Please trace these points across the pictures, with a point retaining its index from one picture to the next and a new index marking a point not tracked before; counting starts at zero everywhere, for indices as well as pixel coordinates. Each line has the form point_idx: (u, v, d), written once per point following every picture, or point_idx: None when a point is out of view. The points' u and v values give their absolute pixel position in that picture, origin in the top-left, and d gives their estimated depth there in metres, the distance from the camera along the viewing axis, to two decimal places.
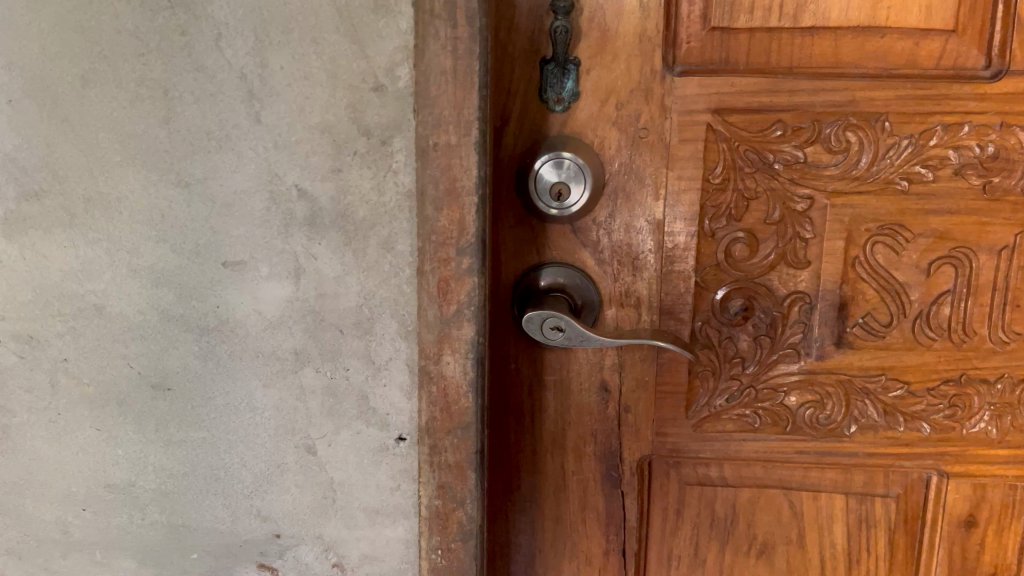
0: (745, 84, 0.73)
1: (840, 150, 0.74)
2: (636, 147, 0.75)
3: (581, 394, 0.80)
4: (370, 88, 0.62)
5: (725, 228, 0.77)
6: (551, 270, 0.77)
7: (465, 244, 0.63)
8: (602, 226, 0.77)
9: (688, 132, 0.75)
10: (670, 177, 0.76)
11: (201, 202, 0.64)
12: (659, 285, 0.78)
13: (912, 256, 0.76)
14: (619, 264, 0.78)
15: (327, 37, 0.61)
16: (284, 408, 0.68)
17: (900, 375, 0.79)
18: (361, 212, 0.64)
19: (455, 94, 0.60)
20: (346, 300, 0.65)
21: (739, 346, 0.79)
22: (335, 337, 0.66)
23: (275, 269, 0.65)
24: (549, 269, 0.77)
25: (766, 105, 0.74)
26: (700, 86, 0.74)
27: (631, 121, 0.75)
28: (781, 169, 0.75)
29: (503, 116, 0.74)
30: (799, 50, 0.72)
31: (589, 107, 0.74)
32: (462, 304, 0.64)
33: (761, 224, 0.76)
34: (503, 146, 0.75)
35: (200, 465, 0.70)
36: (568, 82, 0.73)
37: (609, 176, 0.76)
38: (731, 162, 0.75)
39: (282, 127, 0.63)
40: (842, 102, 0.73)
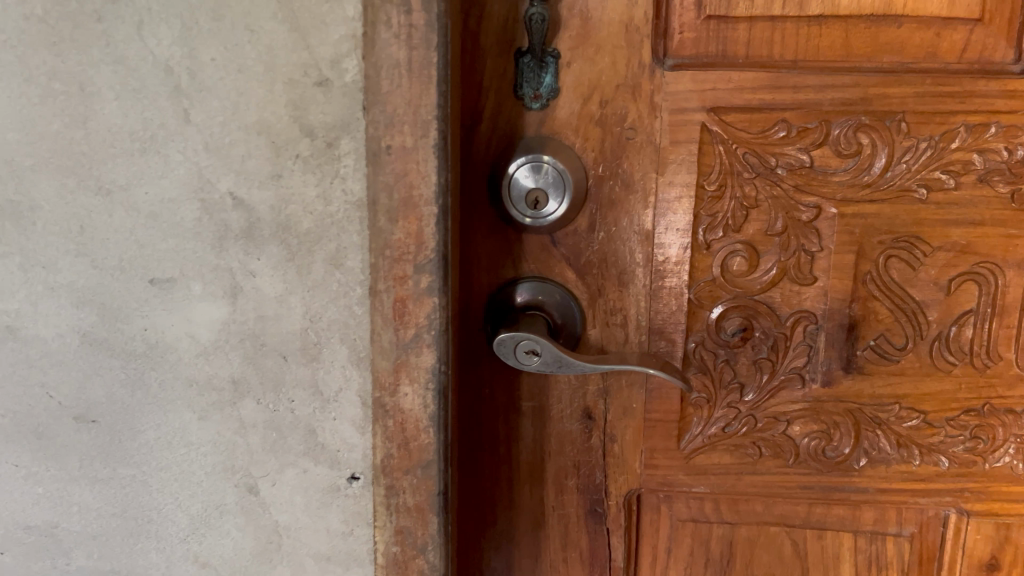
0: (745, 79, 0.65)
1: (851, 153, 0.66)
2: (622, 149, 0.67)
3: (561, 421, 0.72)
4: (314, 83, 0.54)
5: (722, 240, 0.69)
6: (528, 284, 0.70)
7: (424, 259, 0.56)
8: (585, 236, 0.69)
9: (681, 133, 0.67)
10: (661, 183, 0.68)
11: (124, 211, 0.56)
12: (649, 302, 0.70)
13: (930, 272, 0.68)
14: (604, 278, 0.70)
15: (263, 25, 0.53)
16: (221, 442, 0.60)
17: (916, 404, 0.71)
18: (305, 223, 0.56)
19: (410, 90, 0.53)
20: (289, 323, 0.58)
21: (737, 370, 0.71)
22: (277, 364, 0.58)
23: (209, 288, 0.58)
24: (527, 284, 0.70)
25: (768, 102, 0.66)
26: (695, 81, 0.66)
27: (617, 120, 0.67)
28: (784, 175, 0.67)
29: (476, 113, 0.67)
30: (806, 42, 0.64)
31: (570, 104, 0.67)
32: (422, 327, 0.57)
33: (762, 236, 0.68)
34: (476, 146, 0.68)
35: (130, 506, 0.62)
36: (547, 76, 0.66)
37: (592, 181, 0.68)
38: (729, 166, 0.67)
39: (215, 127, 0.55)
40: (853, 100, 0.65)
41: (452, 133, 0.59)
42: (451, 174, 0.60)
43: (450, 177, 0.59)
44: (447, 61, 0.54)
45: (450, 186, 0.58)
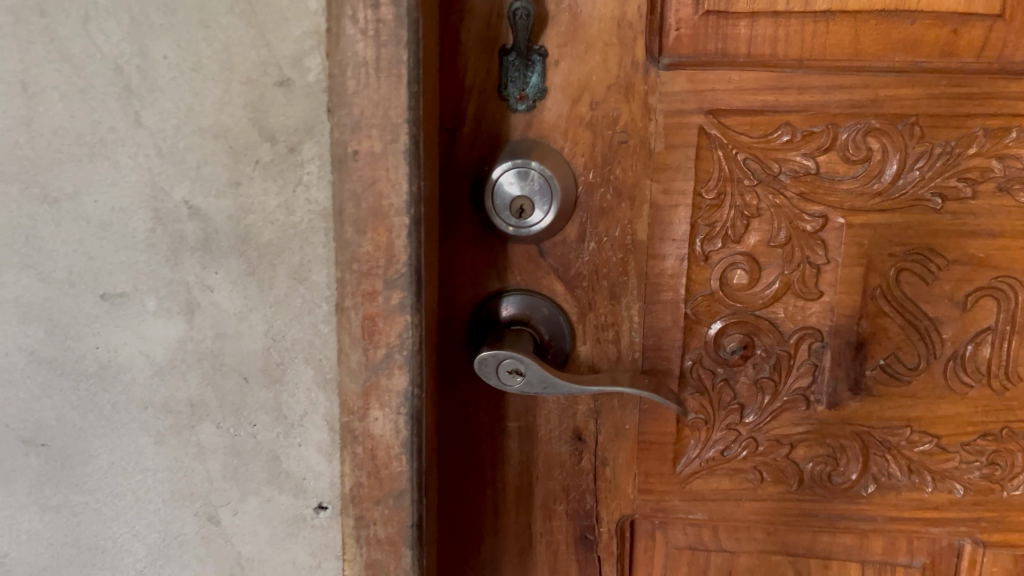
0: (746, 79, 0.61)
1: (860, 159, 0.62)
2: (614, 153, 0.63)
3: (549, 443, 0.68)
4: (274, 83, 0.50)
5: (721, 252, 0.64)
6: (513, 297, 0.65)
7: (394, 274, 0.52)
8: (574, 247, 0.65)
9: (677, 137, 0.62)
10: (655, 190, 0.63)
11: (72, 221, 0.52)
12: (642, 317, 0.66)
13: (945, 287, 0.63)
14: (595, 291, 0.65)
15: (219, 19, 0.49)
16: (179, 469, 0.56)
17: (929, 427, 0.66)
18: (266, 234, 0.52)
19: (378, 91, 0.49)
20: (250, 342, 0.54)
21: (737, 390, 0.66)
22: (237, 387, 0.55)
23: (164, 304, 0.53)
24: (512, 297, 0.65)
25: (771, 105, 0.61)
26: (692, 82, 0.62)
27: (608, 123, 0.62)
28: (788, 182, 0.62)
29: (458, 115, 0.63)
30: (813, 40, 0.60)
31: (558, 106, 0.62)
32: (393, 348, 0.53)
33: (764, 247, 0.64)
34: (458, 151, 0.63)
35: (83, 536, 0.58)
36: (533, 75, 0.62)
37: (582, 188, 0.64)
38: (729, 173, 0.63)
39: (168, 130, 0.51)
40: (862, 102, 0.61)
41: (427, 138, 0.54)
42: (427, 182, 0.55)
43: (426, 185, 0.54)
44: (418, 59, 0.50)
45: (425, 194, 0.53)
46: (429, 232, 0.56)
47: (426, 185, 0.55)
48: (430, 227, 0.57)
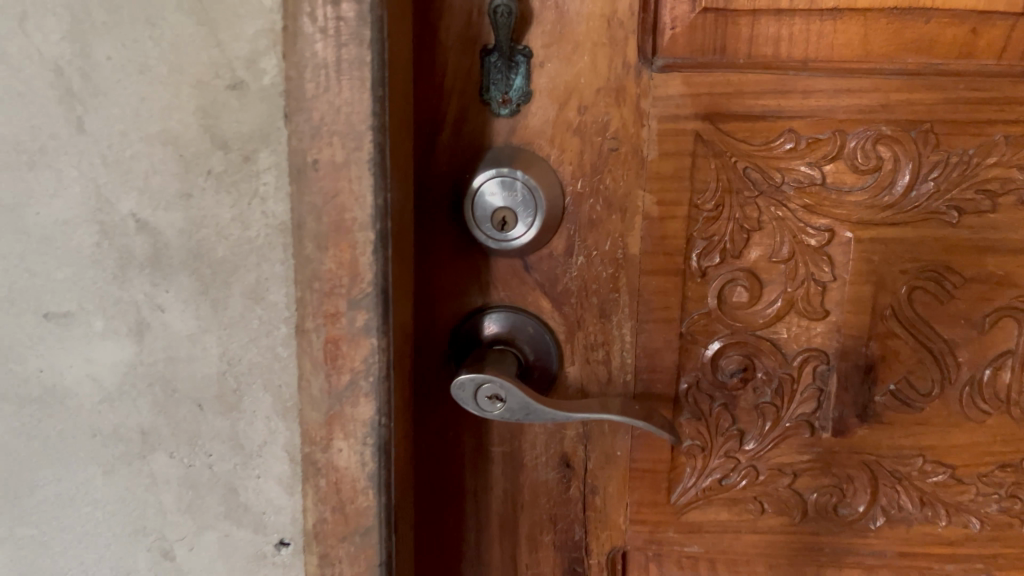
0: (747, 82, 0.57)
1: (869, 169, 0.57)
2: (604, 162, 0.59)
3: (536, 470, 0.63)
4: (227, 86, 0.46)
5: (718, 268, 0.60)
6: (497, 314, 0.61)
7: (359, 294, 0.48)
8: (561, 261, 0.60)
9: (671, 144, 0.58)
10: (648, 201, 0.59)
11: (12, 234, 0.48)
12: (635, 337, 0.61)
13: (961, 307, 0.59)
14: (584, 309, 0.61)
15: (166, 17, 0.45)
16: (130, 500, 0.52)
17: (943, 457, 0.62)
18: (220, 250, 0.48)
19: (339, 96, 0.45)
20: (204, 366, 0.50)
21: (736, 415, 0.62)
22: (192, 414, 0.51)
23: (112, 325, 0.49)
24: (496, 314, 0.61)
25: (773, 110, 0.57)
26: (688, 85, 0.57)
27: (597, 129, 0.58)
28: (792, 193, 0.58)
29: (437, 120, 0.59)
30: (819, 40, 0.55)
31: (544, 111, 0.58)
32: (358, 373, 0.49)
33: (766, 263, 0.59)
34: (437, 158, 0.59)
35: (29, 569, 0.55)
36: (517, 77, 0.57)
37: (569, 198, 0.59)
38: (727, 183, 0.58)
39: (112, 137, 0.47)
40: (872, 107, 0.56)
41: (398, 145, 0.50)
42: (399, 193, 0.51)
43: (397, 196, 0.50)
44: (384, 60, 0.45)
45: (394, 207, 0.49)
46: (401, 248, 0.52)
47: (397, 196, 0.51)
48: (402, 241, 0.52)
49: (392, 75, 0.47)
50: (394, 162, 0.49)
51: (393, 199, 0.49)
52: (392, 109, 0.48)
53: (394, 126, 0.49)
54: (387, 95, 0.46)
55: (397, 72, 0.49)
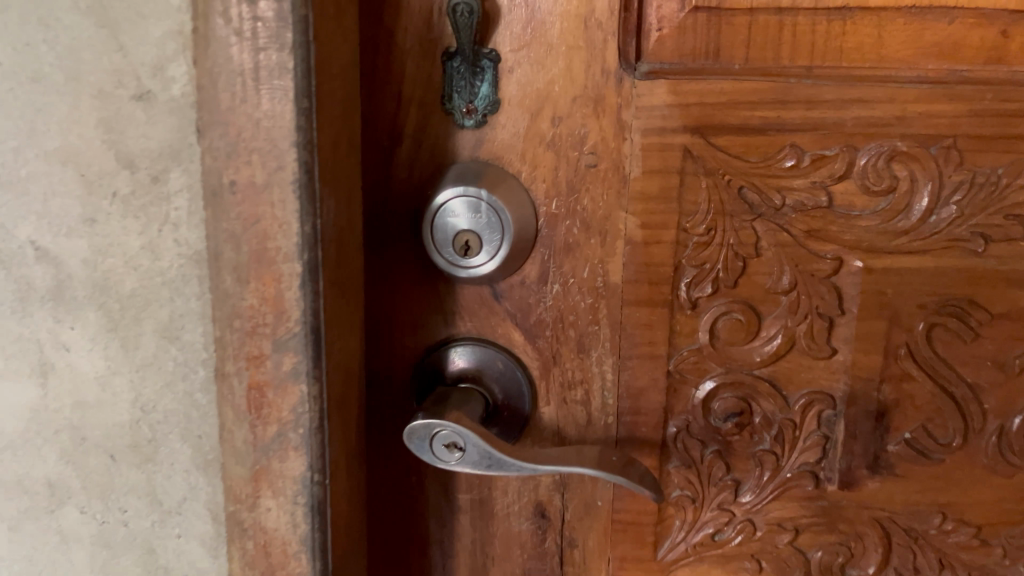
0: (743, 90, 0.50)
1: (882, 190, 0.50)
2: (581, 179, 0.52)
3: (507, 520, 0.57)
4: (132, 96, 0.41)
5: (711, 299, 0.53)
6: (464, 348, 0.54)
7: (285, 334, 0.42)
8: (534, 290, 0.54)
9: (657, 159, 0.51)
10: (632, 223, 0.52)
11: None
12: (616, 375, 0.55)
13: (987, 347, 0.52)
14: (561, 343, 0.54)
15: (62, 18, 0.40)
16: (38, 559, 0.48)
17: (965, 514, 0.55)
18: (129, 282, 0.43)
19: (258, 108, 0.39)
20: (115, 412, 0.45)
21: (731, 464, 0.55)
22: (103, 466, 0.46)
23: (14, 365, 0.44)
24: (462, 348, 0.54)
25: (773, 122, 0.50)
26: (676, 93, 0.50)
27: (574, 143, 0.52)
28: (794, 217, 0.51)
29: (394, 131, 0.52)
30: (825, 42, 0.49)
31: (514, 122, 0.52)
32: (286, 425, 0.43)
33: (765, 295, 0.52)
34: (396, 174, 0.53)
35: None
36: (483, 85, 0.51)
37: (543, 220, 0.53)
38: (720, 204, 0.52)
39: (5, 155, 0.41)
40: (887, 118, 0.49)
41: (339, 163, 0.44)
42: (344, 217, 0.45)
43: (339, 221, 0.44)
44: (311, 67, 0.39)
45: (332, 234, 0.43)
46: (347, 279, 0.46)
47: (339, 221, 0.44)
48: (347, 271, 0.46)
49: (326, 84, 0.41)
50: (334, 182, 0.43)
51: (329, 225, 0.42)
52: (330, 121, 0.42)
53: (332, 142, 0.43)
54: (320, 108, 0.40)
55: (336, 80, 0.43)
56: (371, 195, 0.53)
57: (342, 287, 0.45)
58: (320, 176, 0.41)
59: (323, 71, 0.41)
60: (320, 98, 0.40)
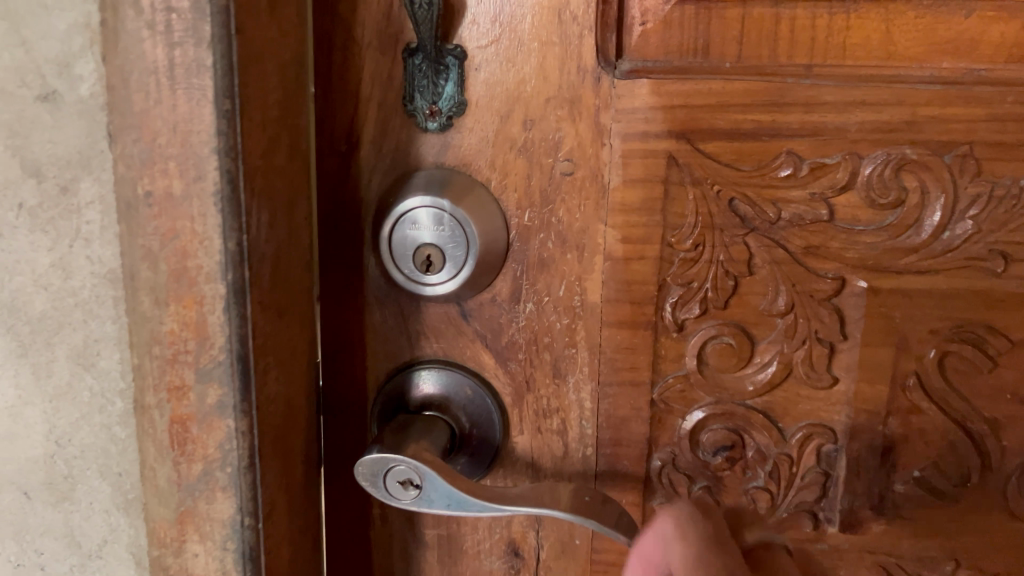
0: (734, 91, 0.45)
1: (889, 203, 0.45)
2: (556, 188, 0.47)
3: (478, 557, 0.53)
4: (37, 97, 0.37)
5: (699, 323, 0.48)
6: (430, 372, 0.50)
7: (209, 363, 0.37)
8: (504, 309, 0.49)
9: (640, 167, 0.46)
10: (612, 237, 0.47)
11: None
12: (595, 403, 0.50)
13: (1008, 378, 0.47)
14: (534, 368, 0.50)
15: None
16: None
17: (980, 560, 0.50)
18: (39, 304, 0.39)
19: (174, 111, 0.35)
20: (28, 447, 0.41)
21: (721, 502, 0.50)
22: (18, 503, 0.42)
23: None
24: (428, 372, 0.50)
25: (767, 127, 0.45)
26: (660, 94, 0.45)
27: (547, 148, 0.47)
28: (791, 232, 0.46)
29: (352, 136, 0.48)
30: (827, 38, 0.44)
31: (483, 125, 0.47)
32: (212, 463, 0.38)
33: (758, 318, 0.47)
34: (356, 181, 0.48)
35: None
36: (446, 84, 0.46)
37: (515, 233, 0.48)
38: (709, 217, 0.47)
39: None
40: (895, 123, 0.44)
41: (278, 171, 0.40)
42: (284, 232, 0.41)
43: (278, 236, 0.40)
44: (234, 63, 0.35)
45: (266, 251, 0.38)
46: (289, 299, 0.41)
47: (279, 236, 0.40)
48: (292, 291, 0.42)
49: (257, 83, 0.37)
50: (270, 192, 0.39)
51: (262, 241, 0.38)
52: (263, 125, 0.38)
53: (266, 148, 0.38)
54: (248, 109, 0.36)
55: (271, 78, 0.38)
56: (328, 204, 0.49)
57: (282, 309, 0.40)
58: (249, 186, 0.36)
59: (252, 69, 0.36)
60: (247, 98, 0.36)
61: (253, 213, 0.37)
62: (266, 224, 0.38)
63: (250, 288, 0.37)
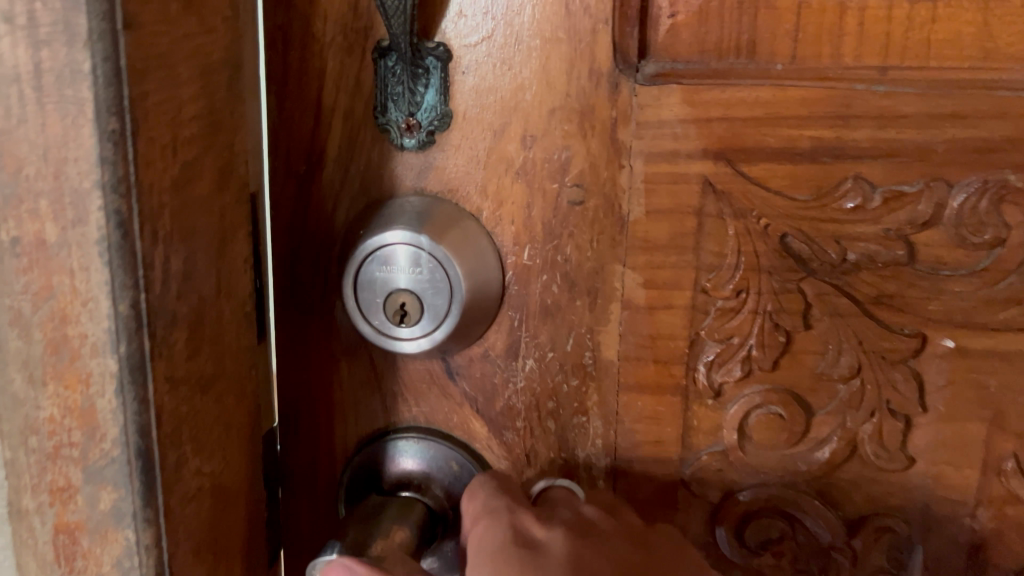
0: (790, 100, 0.36)
1: (985, 243, 0.36)
2: (563, 221, 0.38)
3: None
4: None
5: (740, 387, 0.39)
6: (408, 443, 0.41)
7: (100, 459, 0.28)
8: (499, 368, 0.40)
9: (667, 196, 0.37)
10: (632, 282, 0.38)
11: None
12: (611, 483, 0.41)
13: None
14: (536, 438, 0.41)
15: None
16: None
17: None
18: None
19: (42, 134, 0.26)
20: None
21: None
22: None
23: None
24: (405, 443, 0.41)
25: (830, 146, 0.36)
26: (693, 103, 0.36)
27: (551, 171, 0.38)
28: (858, 277, 0.37)
29: (313, 153, 0.39)
30: (906, 34, 0.35)
31: (471, 142, 0.38)
32: None
33: (814, 383, 0.38)
34: (318, 209, 0.40)
35: None
36: (426, 92, 0.37)
37: (512, 275, 0.39)
38: (755, 258, 0.37)
39: None
40: (994, 141, 0.35)
41: (203, 206, 0.31)
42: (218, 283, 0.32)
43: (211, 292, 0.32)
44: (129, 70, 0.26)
45: (183, 311, 0.30)
46: (219, 368, 0.33)
47: (205, 289, 0.31)
48: (223, 356, 0.33)
49: (166, 92, 0.28)
50: (190, 234, 0.30)
51: (184, 296, 0.30)
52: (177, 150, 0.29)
53: (183, 177, 0.29)
54: (148, 130, 0.27)
55: (191, 86, 0.29)
56: (285, 238, 0.40)
57: (208, 381, 0.32)
58: (151, 230, 0.28)
59: (160, 75, 0.27)
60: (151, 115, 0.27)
61: (157, 263, 0.28)
62: (181, 275, 0.29)
63: (153, 361, 0.28)
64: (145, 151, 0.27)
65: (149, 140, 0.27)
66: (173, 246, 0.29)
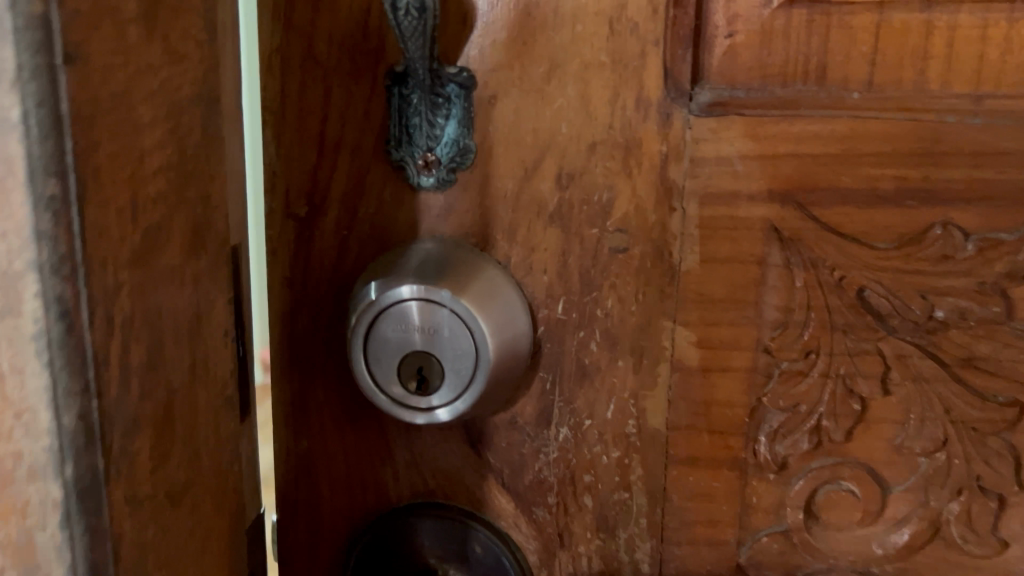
0: (871, 134, 0.31)
1: None
2: (604, 272, 0.33)
3: None
4: None
5: (807, 460, 0.34)
6: (426, 524, 0.36)
7: None
8: (528, 437, 0.35)
9: (725, 243, 0.32)
10: (683, 340, 0.33)
11: None
12: (657, 567, 0.36)
13: None
14: (571, 517, 0.36)
15: None
16: None
17: None
18: None
19: None
20: None
21: None
22: None
23: None
24: (424, 525, 0.36)
25: (917, 187, 0.31)
26: (756, 138, 0.31)
27: (590, 215, 0.33)
28: (947, 337, 0.32)
29: (315, 192, 0.34)
30: (1002, 57, 0.30)
31: (498, 181, 0.33)
32: None
33: (893, 457, 0.33)
34: (321, 256, 0.35)
35: None
36: (446, 123, 0.32)
37: (543, 330, 0.34)
38: (826, 315, 0.32)
39: None
40: None
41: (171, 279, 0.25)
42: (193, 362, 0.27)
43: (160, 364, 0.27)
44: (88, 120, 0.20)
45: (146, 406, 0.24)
46: (199, 462, 0.27)
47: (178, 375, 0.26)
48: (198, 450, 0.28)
49: (129, 139, 0.22)
50: (158, 310, 0.25)
51: (151, 391, 0.24)
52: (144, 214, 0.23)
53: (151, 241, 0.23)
54: (114, 192, 0.22)
55: (157, 132, 0.24)
56: (283, 288, 0.35)
57: (179, 491, 0.26)
58: (106, 318, 0.22)
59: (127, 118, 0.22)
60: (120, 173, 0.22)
61: (114, 356, 0.22)
62: (146, 369, 0.24)
63: (109, 481, 0.22)
64: (112, 216, 0.22)
65: (102, 204, 0.21)
66: (142, 328, 0.23)
